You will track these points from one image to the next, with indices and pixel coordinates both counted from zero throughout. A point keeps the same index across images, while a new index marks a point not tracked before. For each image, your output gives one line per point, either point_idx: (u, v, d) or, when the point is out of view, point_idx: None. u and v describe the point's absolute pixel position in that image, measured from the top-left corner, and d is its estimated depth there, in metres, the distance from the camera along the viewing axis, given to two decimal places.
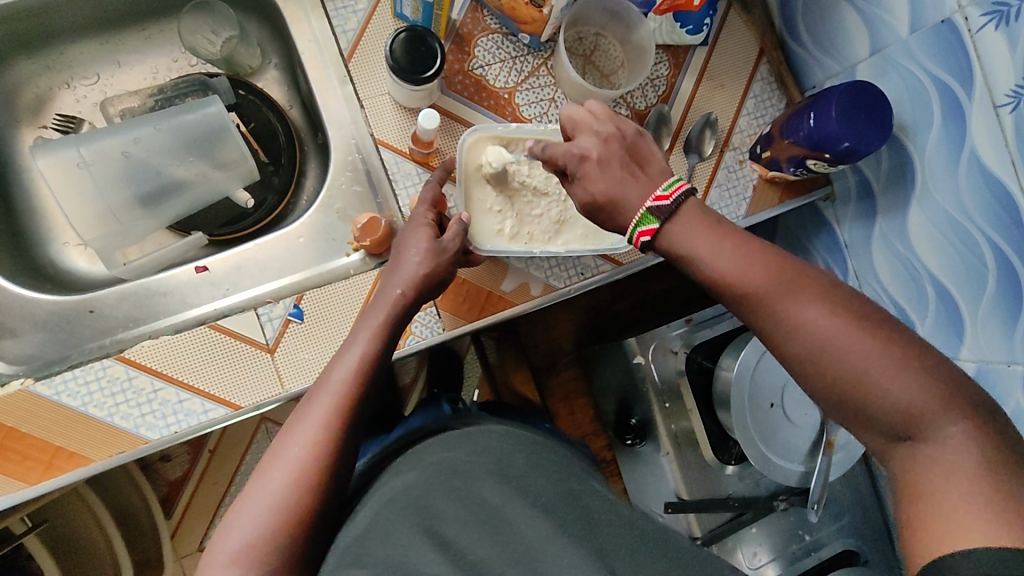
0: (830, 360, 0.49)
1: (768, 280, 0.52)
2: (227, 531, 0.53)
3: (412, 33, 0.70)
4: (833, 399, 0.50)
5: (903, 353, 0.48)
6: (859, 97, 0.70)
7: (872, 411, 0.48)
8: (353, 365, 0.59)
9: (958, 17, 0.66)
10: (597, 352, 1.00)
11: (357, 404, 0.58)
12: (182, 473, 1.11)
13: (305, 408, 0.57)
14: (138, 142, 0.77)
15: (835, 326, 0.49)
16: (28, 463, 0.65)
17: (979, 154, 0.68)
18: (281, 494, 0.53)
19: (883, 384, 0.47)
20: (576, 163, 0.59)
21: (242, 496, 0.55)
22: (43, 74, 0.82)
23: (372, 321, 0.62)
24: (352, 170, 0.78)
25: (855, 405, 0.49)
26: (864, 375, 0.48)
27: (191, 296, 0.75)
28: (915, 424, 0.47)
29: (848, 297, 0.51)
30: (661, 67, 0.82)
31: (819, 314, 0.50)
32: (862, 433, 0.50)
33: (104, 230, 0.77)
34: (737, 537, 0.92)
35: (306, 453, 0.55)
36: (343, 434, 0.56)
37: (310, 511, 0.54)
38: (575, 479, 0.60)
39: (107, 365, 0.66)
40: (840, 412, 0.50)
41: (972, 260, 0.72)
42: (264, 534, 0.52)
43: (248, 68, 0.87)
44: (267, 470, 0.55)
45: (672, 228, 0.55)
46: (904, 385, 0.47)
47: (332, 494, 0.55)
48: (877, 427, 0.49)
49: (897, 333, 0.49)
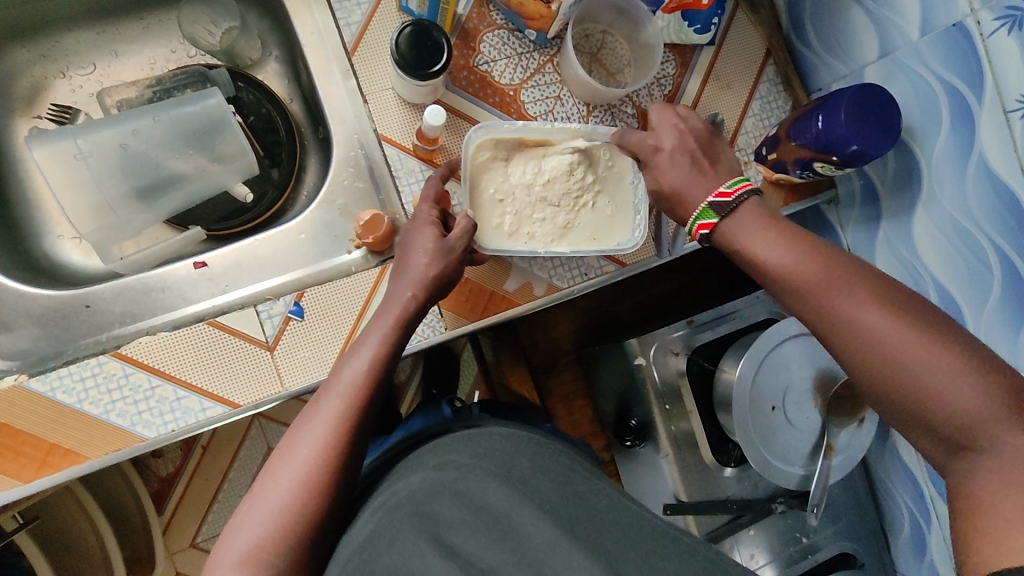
0: (884, 360, 0.51)
1: (822, 279, 0.54)
2: (233, 533, 0.52)
3: (418, 28, 0.69)
4: (887, 398, 0.52)
5: (960, 356, 0.49)
6: (870, 100, 0.70)
7: (926, 413, 0.49)
8: (364, 366, 0.58)
9: (970, 20, 0.65)
10: (597, 353, 0.99)
11: (366, 405, 0.57)
12: (173, 470, 1.10)
13: (313, 409, 0.56)
14: (137, 134, 0.75)
15: (888, 326, 0.51)
16: (21, 461, 0.64)
17: (988, 159, 0.67)
18: (288, 495, 0.52)
19: (938, 388, 0.49)
20: (649, 154, 0.66)
21: (249, 497, 0.54)
22: (38, 62, 0.81)
23: (383, 322, 0.61)
24: (354, 165, 0.77)
25: (909, 407, 0.50)
26: (920, 378, 0.49)
27: (189, 291, 0.74)
28: (969, 429, 0.48)
29: (906, 300, 0.52)
30: (668, 66, 0.81)
31: (875, 315, 0.52)
32: (915, 436, 0.51)
33: (100, 223, 0.75)
34: (734, 538, 0.91)
35: (315, 454, 0.54)
36: (352, 434, 0.56)
37: (317, 513, 0.53)
38: (581, 481, 0.60)
39: (103, 362, 0.65)
40: (894, 412, 0.52)
41: (977, 265, 0.71)
42: (271, 537, 0.51)
43: (248, 60, 0.85)
44: (274, 470, 0.54)
45: (729, 226, 0.60)
46: (960, 390, 0.48)
47: (339, 496, 0.54)
48: (930, 429, 0.50)
49: (955, 337, 0.50)
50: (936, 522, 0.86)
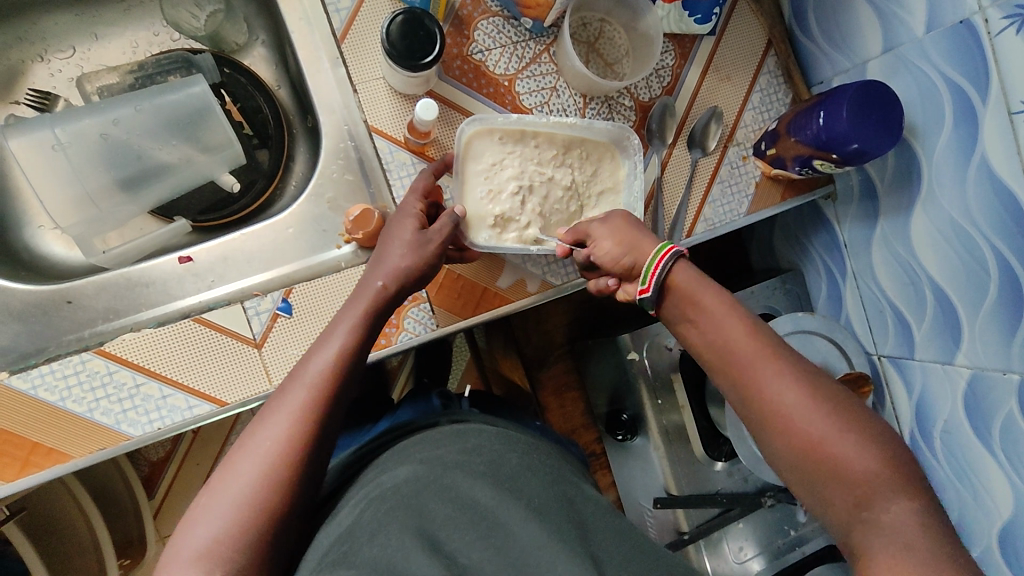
0: (800, 426, 0.51)
1: (754, 341, 0.55)
2: (189, 528, 0.49)
3: (411, 15, 0.66)
4: (799, 468, 0.51)
5: (867, 430, 0.50)
6: (872, 96, 0.68)
7: (826, 479, 0.49)
8: (328, 354, 0.56)
9: (978, 18, 0.64)
10: (590, 346, 0.99)
11: (333, 398, 0.55)
12: (163, 454, 1.10)
13: (279, 402, 0.54)
14: (118, 123, 0.73)
15: (800, 397, 0.51)
16: (4, 460, 0.63)
17: (990, 161, 0.66)
18: (249, 487, 0.50)
19: (839, 455, 0.49)
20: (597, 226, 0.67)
21: (208, 490, 0.51)
22: (15, 45, 0.78)
23: (352, 313, 0.59)
24: (343, 157, 0.75)
25: (814, 472, 0.50)
26: (828, 447, 0.50)
27: (174, 287, 0.72)
28: (865, 496, 0.48)
29: (823, 376, 0.54)
30: (667, 57, 0.79)
31: (788, 386, 0.52)
32: (820, 505, 0.51)
33: (82, 216, 0.73)
34: (723, 531, 0.93)
35: (278, 446, 0.51)
36: (318, 428, 0.54)
37: (283, 509, 0.51)
38: (568, 483, 0.59)
39: (85, 359, 0.64)
40: (802, 484, 0.52)
41: (974, 266, 0.70)
42: (231, 531, 0.48)
43: (234, 45, 0.83)
44: (235, 462, 0.51)
45: (690, 266, 0.61)
46: (860, 456, 0.48)
47: (305, 491, 0.52)
48: (832, 497, 0.49)
49: (858, 412, 0.51)
50: None
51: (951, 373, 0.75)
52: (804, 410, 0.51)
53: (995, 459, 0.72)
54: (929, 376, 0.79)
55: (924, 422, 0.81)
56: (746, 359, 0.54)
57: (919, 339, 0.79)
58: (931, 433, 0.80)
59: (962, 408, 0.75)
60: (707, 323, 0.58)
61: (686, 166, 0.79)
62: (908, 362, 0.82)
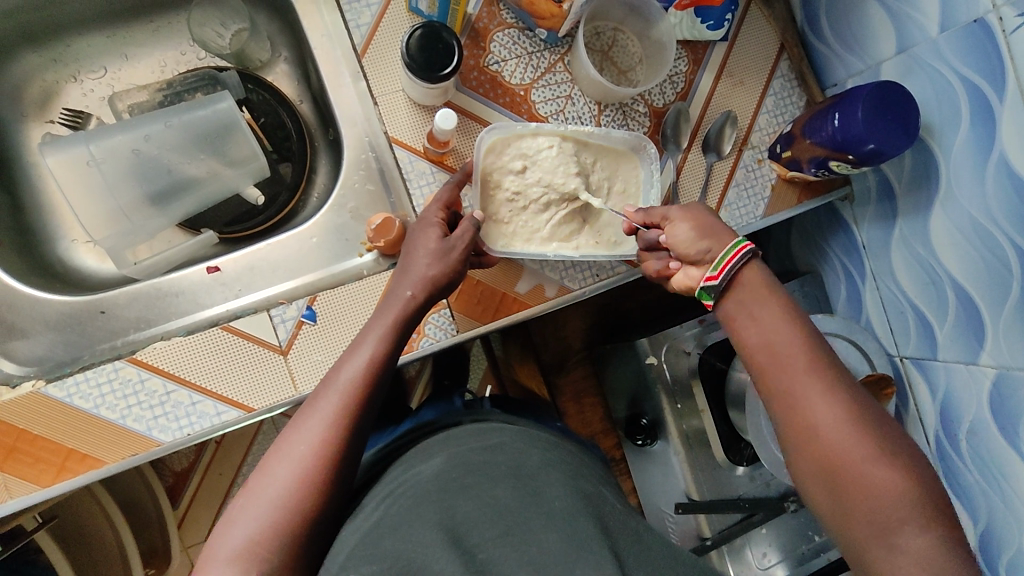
0: (838, 449, 0.50)
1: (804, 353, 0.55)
2: (225, 529, 0.50)
3: (428, 29, 0.68)
4: (825, 487, 0.51)
5: (902, 457, 0.49)
6: (889, 98, 0.68)
7: (858, 502, 0.49)
8: (363, 365, 0.58)
9: (992, 16, 0.64)
10: (609, 351, 1.00)
11: (364, 405, 0.56)
12: (187, 464, 1.11)
13: (311, 406, 0.56)
14: (149, 139, 0.75)
15: (841, 422, 0.51)
16: (40, 466, 0.65)
17: (1009, 158, 0.66)
18: (284, 489, 0.51)
19: (876, 482, 0.48)
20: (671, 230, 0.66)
21: (243, 493, 0.52)
22: (49, 67, 0.81)
23: (382, 322, 0.61)
24: (364, 168, 0.77)
25: (845, 491, 0.50)
26: (864, 473, 0.49)
27: (203, 296, 0.74)
28: (896, 523, 0.47)
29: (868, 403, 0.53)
30: (681, 63, 0.80)
31: (828, 409, 0.52)
32: (840, 526, 0.50)
33: (113, 229, 0.75)
34: (746, 537, 0.92)
35: (312, 451, 0.53)
36: (347, 433, 0.55)
37: (314, 510, 0.52)
38: (591, 485, 0.60)
39: (119, 367, 0.66)
40: (826, 503, 0.51)
41: (995, 264, 0.70)
42: (266, 530, 0.50)
43: (258, 62, 0.85)
44: (270, 466, 0.53)
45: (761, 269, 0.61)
46: (895, 482, 0.48)
47: (338, 492, 0.54)
48: (858, 520, 0.49)
49: (898, 443, 0.50)
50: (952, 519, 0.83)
51: (976, 373, 0.75)
52: (845, 435, 0.50)
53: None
54: (953, 377, 0.78)
55: (949, 423, 0.80)
56: (792, 374, 0.54)
57: (942, 339, 0.79)
58: (957, 435, 0.79)
59: (988, 408, 0.74)
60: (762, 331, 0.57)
61: (702, 170, 0.80)
62: (932, 363, 0.81)
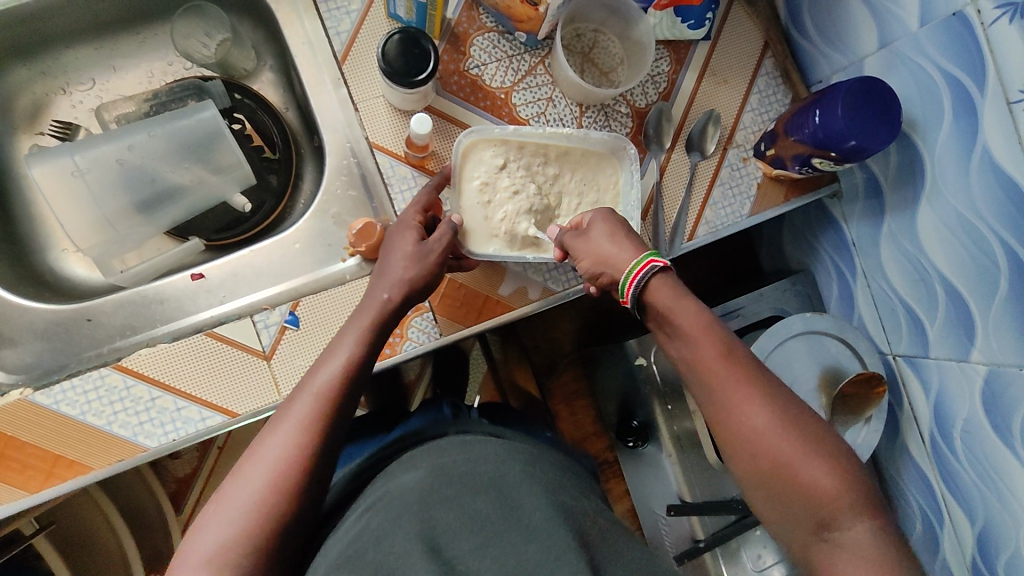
0: (775, 454, 0.52)
1: (729, 362, 0.56)
2: (198, 535, 0.51)
3: (406, 35, 0.68)
4: (767, 489, 0.53)
5: (832, 454, 0.52)
6: (869, 93, 0.68)
7: (797, 502, 0.52)
8: (338, 369, 0.58)
9: (971, 9, 0.63)
10: (599, 353, 1.00)
11: (340, 406, 0.57)
12: (190, 470, 1.09)
13: (287, 410, 0.56)
14: (132, 149, 0.77)
15: (775, 428, 0.53)
16: (29, 472, 0.66)
17: (991, 151, 0.65)
18: (258, 493, 0.52)
19: (813, 482, 0.51)
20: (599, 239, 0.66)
21: (217, 496, 0.53)
22: (39, 80, 0.82)
23: (357, 325, 0.61)
24: (347, 173, 0.77)
25: (780, 491, 0.52)
26: (801, 475, 0.51)
27: (187, 302, 0.75)
28: (832, 518, 0.50)
29: (796, 402, 0.55)
30: (662, 63, 0.80)
31: (763, 416, 0.53)
32: (780, 520, 0.53)
33: (101, 239, 0.77)
34: (740, 538, 0.91)
35: (286, 454, 0.53)
36: (323, 437, 0.55)
37: (288, 513, 0.52)
38: (570, 490, 0.60)
39: (104, 374, 0.66)
40: (767, 502, 0.54)
41: (982, 259, 0.69)
42: (237, 535, 0.50)
43: (243, 70, 0.86)
44: (242, 470, 0.53)
45: (672, 281, 0.60)
46: (826, 479, 0.51)
47: (312, 495, 0.54)
48: (797, 516, 0.52)
49: (828, 439, 0.53)
50: (947, 521, 0.82)
51: (967, 371, 0.74)
52: (782, 440, 0.52)
53: (1019, 459, 0.69)
54: (945, 374, 0.77)
55: (943, 422, 0.79)
56: (728, 386, 0.55)
57: (933, 336, 0.78)
58: (951, 433, 0.78)
59: (980, 407, 0.73)
60: (686, 345, 0.57)
61: (685, 169, 0.79)
62: (923, 361, 0.80)
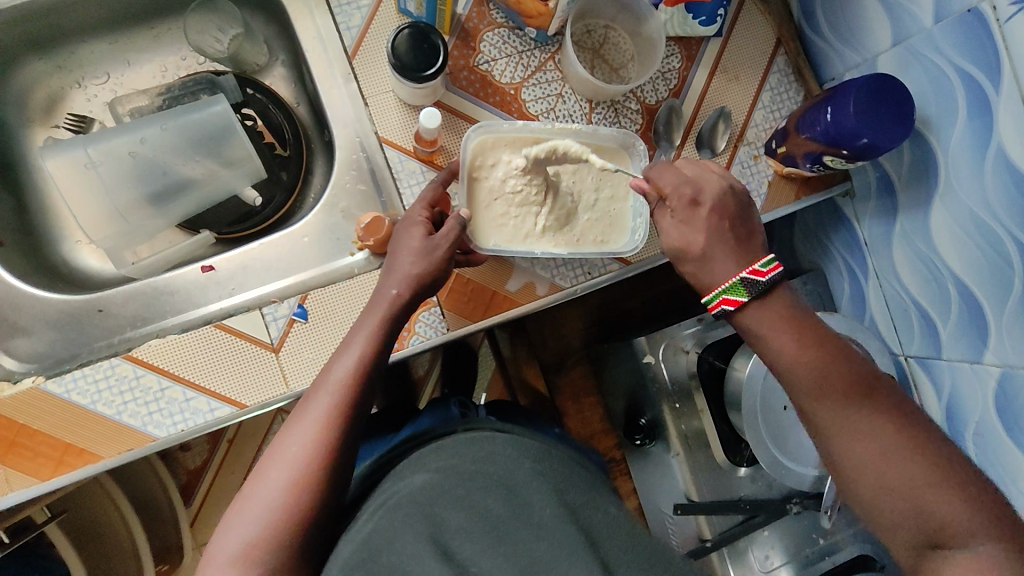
0: (887, 473, 0.53)
1: (832, 380, 0.56)
2: (224, 535, 0.52)
3: (417, 29, 0.69)
4: (879, 508, 0.54)
5: (952, 473, 0.52)
6: (883, 90, 0.67)
7: (911, 520, 0.52)
8: (353, 365, 0.58)
9: (986, 6, 0.62)
10: (608, 350, 1.00)
11: (355, 402, 0.57)
12: (201, 462, 1.13)
13: (302, 408, 0.57)
14: (145, 142, 0.77)
15: (887, 447, 0.54)
16: (40, 459, 0.66)
17: (1006, 150, 0.64)
18: (279, 492, 0.52)
19: (930, 501, 0.52)
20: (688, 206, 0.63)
21: (240, 496, 0.54)
22: (54, 74, 0.84)
23: (368, 323, 0.61)
24: (356, 168, 0.78)
25: (894, 510, 0.53)
26: (918, 494, 0.52)
27: (197, 295, 0.76)
28: (949, 537, 0.51)
29: (913, 419, 0.55)
30: (673, 60, 0.80)
31: (873, 436, 0.54)
32: (892, 538, 0.54)
33: (112, 230, 0.78)
34: (748, 539, 0.90)
35: (304, 451, 0.54)
36: (343, 434, 0.56)
37: (308, 510, 0.53)
38: (578, 487, 0.59)
39: (114, 364, 0.67)
40: (880, 520, 0.54)
41: (997, 260, 0.68)
42: (265, 535, 0.51)
43: (255, 65, 0.87)
44: (266, 469, 0.54)
45: (759, 310, 0.60)
46: (945, 498, 0.51)
47: (332, 492, 0.54)
48: (913, 536, 0.52)
49: (950, 457, 0.53)
50: None
51: (980, 373, 0.73)
52: (895, 459, 0.53)
53: None
54: (958, 376, 0.76)
55: (955, 424, 0.78)
56: (832, 406, 0.56)
57: (946, 338, 0.77)
58: (964, 436, 0.77)
59: (993, 409, 0.72)
60: (783, 360, 0.58)
61: None
62: (935, 362, 0.79)
